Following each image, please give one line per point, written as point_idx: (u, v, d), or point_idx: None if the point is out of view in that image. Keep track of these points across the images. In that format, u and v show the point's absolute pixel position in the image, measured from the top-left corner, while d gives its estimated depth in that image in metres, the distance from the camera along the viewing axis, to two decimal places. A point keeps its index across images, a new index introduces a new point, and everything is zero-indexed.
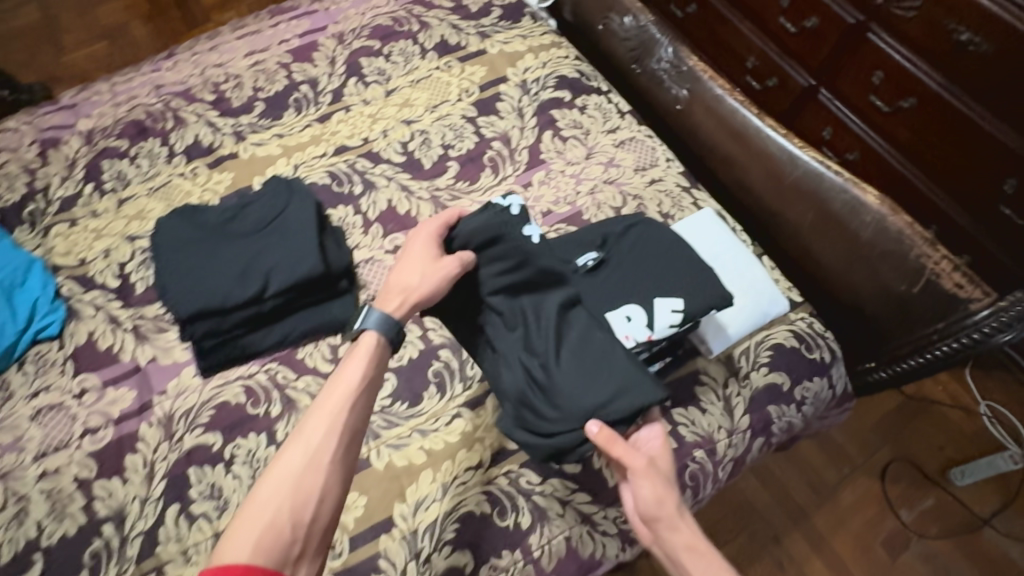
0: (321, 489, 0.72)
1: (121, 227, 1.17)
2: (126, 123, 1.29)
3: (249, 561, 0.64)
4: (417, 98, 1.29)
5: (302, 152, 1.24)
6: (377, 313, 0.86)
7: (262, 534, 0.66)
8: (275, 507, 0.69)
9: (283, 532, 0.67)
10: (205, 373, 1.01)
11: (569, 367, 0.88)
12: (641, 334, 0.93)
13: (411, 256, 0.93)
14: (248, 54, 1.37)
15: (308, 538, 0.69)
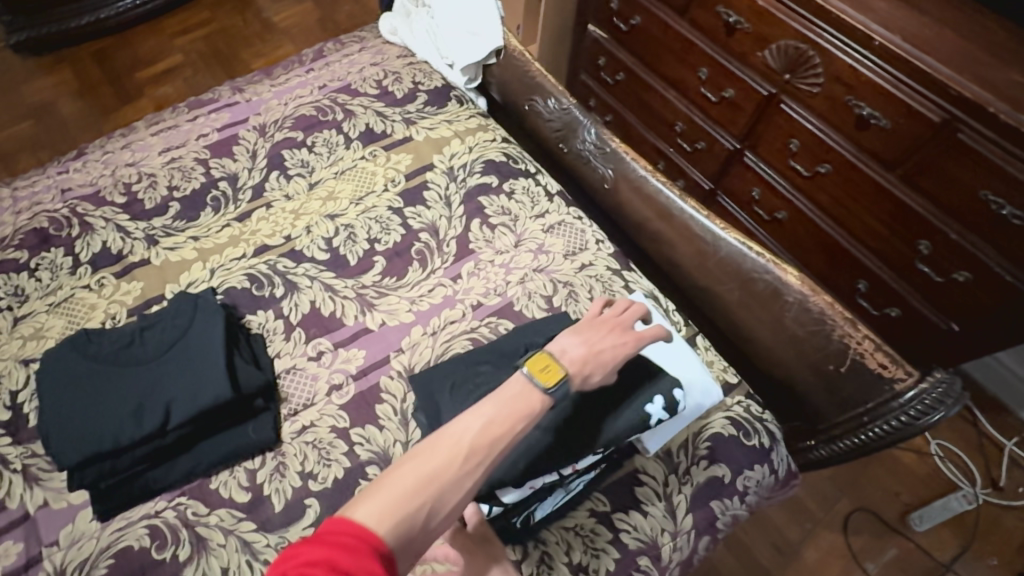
0: (449, 498, 0.67)
1: (16, 349, 1.08)
2: (27, 232, 1.21)
3: (378, 531, 0.62)
4: (341, 191, 1.27)
5: (219, 255, 1.18)
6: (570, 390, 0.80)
7: (397, 514, 0.64)
8: (411, 493, 0.65)
9: (412, 525, 0.64)
10: (103, 517, 0.92)
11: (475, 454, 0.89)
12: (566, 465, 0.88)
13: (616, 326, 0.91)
14: (163, 151, 1.33)
15: (423, 540, 0.65)
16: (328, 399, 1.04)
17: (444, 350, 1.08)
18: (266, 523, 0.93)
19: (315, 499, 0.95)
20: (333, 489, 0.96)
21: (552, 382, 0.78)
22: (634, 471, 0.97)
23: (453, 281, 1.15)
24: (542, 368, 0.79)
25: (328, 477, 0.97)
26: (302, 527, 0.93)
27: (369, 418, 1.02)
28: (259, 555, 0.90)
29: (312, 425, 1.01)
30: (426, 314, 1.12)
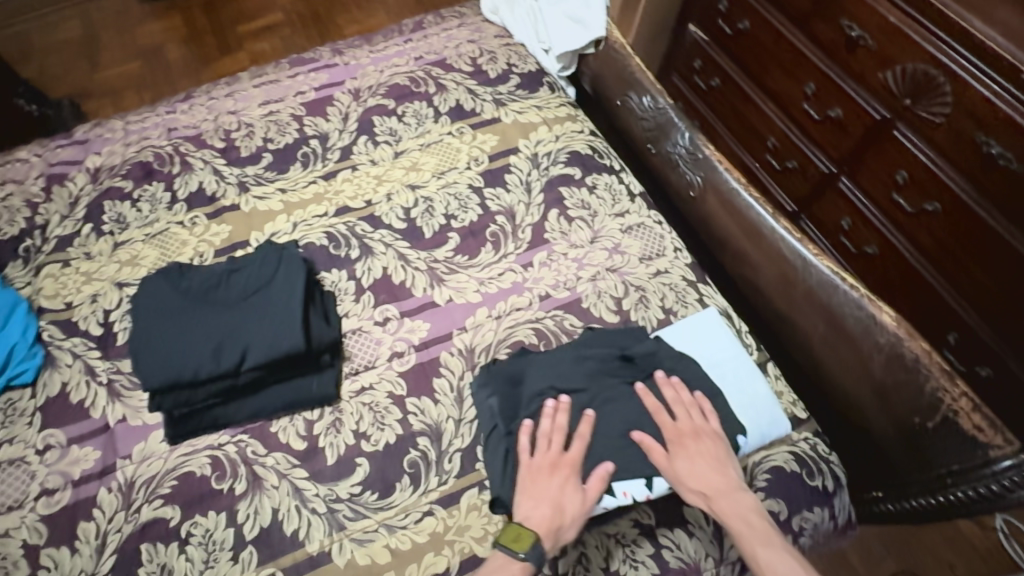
0: (563, 496, 0.86)
1: (112, 272, 1.15)
2: (133, 164, 1.29)
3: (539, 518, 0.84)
4: (425, 163, 1.28)
5: (302, 210, 1.22)
6: (542, 550, 0.82)
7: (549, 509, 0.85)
8: (546, 494, 0.87)
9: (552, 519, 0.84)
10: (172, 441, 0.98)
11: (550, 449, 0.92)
12: (640, 493, 0.89)
13: (550, 487, 0.87)
14: (263, 103, 1.38)
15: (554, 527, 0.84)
16: (390, 364, 1.06)
17: (507, 336, 1.08)
18: (318, 474, 0.96)
19: (366, 459, 0.97)
20: (383, 453, 0.98)
21: (527, 543, 0.81)
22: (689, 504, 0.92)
23: (524, 268, 1.14)
24: (515, 533, 0.83)
25: (380, 440, 0.99)
26: (351, 484, 0.95)
27: (426, 390, 1.03)
28: (308, 503, 0.94)
29: (371, 387, 1.04)
30: (493, 297, 1.12)
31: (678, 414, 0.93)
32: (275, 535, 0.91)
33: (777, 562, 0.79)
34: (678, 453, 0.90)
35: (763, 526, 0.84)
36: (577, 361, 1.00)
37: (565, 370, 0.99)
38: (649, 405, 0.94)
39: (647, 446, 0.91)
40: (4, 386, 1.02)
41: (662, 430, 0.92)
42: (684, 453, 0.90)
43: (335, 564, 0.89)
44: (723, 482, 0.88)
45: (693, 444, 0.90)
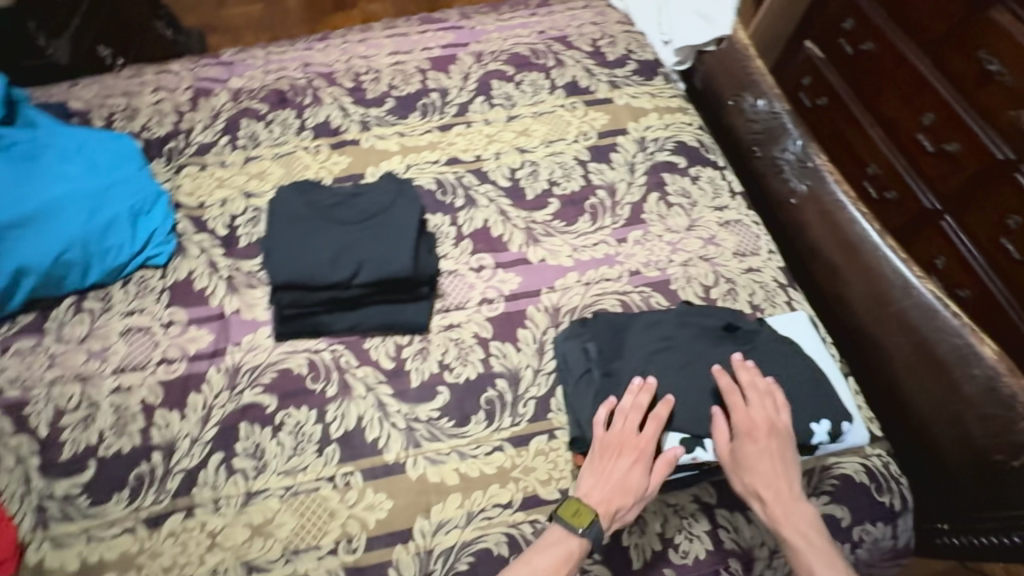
0: (627, 480, 0.89)
1: (241, 182, 1.26)
2: (270, 90, 1.40)
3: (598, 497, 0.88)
4: (535, 130, 1.33)
5: (416, 155, 1.29)
6: (598, 528, 0.86)
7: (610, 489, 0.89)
8: (611, 474, 0.90)
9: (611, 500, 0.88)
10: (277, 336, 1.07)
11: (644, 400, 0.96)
12: (728, 456, 0.91)
13: (611, 470, 0.90)
14: (391, 53, 1.46)
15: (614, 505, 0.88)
16: (479, 308, 1.12)
17: (593, 302, 1.11)
18: (402, 393, 1.03)
19: (447, 389, 1.03)
20: (463, 386, 1.04)
21: (587, 520, 0.86)
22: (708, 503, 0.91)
23: (618, 243, 1.17)
24: (575, 508, 0.87)
25: (462, 374, 1.05)
26: (430, 408, 1.02)
27: (510, 337, 1.09)
28: (390, 417, 1.01)
29: (459, 325, 1.10)
30: (585, 264, 1.16)
31: (752, 399, 0.93)
32: (357, 439, 0.99)
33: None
34: (743, 452, 0.90)
35: (819, 534, 0.85)
36: (678, 325, 1.03)
37: (664, 333, 1.02)
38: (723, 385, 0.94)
39: (716, 438, 0.92)
40: (140, 263, 1.13)
41: (735, 412, 0.92)
42: (751, 450, 0.89)
43: (408, 475, 0.95)
44: (783, 485, 0.88)
45: (756, 448, 0.90)
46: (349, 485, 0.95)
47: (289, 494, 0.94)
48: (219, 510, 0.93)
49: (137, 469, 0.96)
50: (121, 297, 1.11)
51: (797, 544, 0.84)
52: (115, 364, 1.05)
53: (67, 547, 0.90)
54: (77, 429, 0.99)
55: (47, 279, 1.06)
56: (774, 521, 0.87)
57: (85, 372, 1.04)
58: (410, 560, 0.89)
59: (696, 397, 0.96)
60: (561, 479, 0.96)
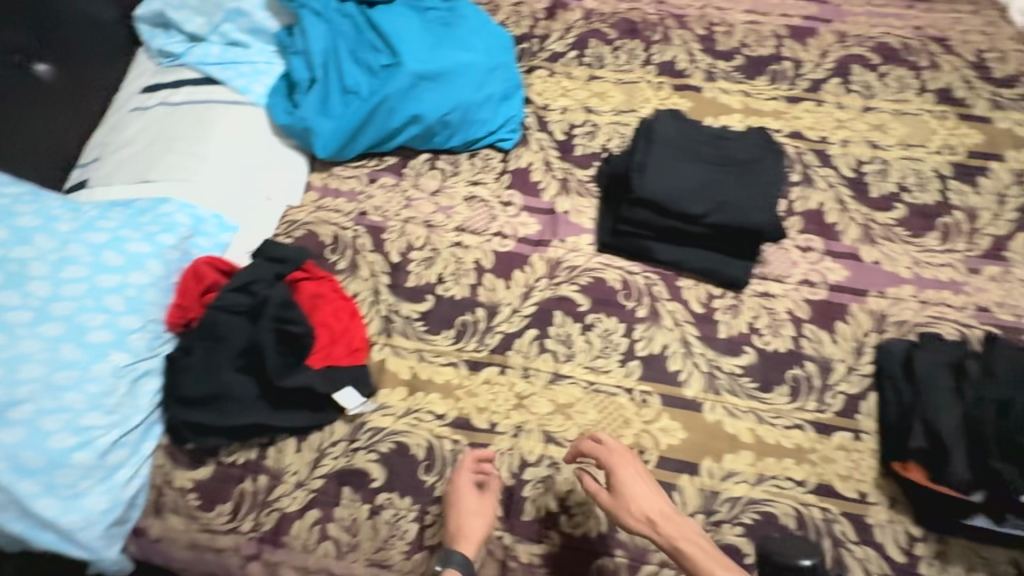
0: (476, 513, 0.87)
1: (583, 97, 1.32)
2: (621, 18, 1.43)
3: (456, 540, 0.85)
4: (893, 129, 1.23)
5: (758, 118, 1.26)
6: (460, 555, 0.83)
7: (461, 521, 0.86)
8: (462, 501, 0.88)
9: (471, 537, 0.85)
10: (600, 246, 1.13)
11: None
12: None
13: (467, 513, 0.87)
14: (748, 10, 1.41)
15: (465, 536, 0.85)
16: (799, 287, 1.08)
17: (928, 323, 1.04)
18: (708, 340, 1.04)
19: (754, 352, 1.03)
20: (771, 355, 1.02)
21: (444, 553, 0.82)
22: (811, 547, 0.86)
23: (969, 273, 1.07)
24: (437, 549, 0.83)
25: (771, 343, 1.03)
26: (734, 363, 1.02)
27: (827, 326, 1.04)
28: (693, 356, 1.03)
29: (775, 296, 1.07)
30: (925, 281, 1.07)
31: None
32: (660, 364, 1.02)
33: None
34: (616, 478, 0.86)
35: (707, 547, 0.79)
36: None
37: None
38: None
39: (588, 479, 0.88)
40: (490, 143, 1.24)
41: None
42: (618, 469, 0.87)
43: (704, 416, 0.97)
44: (663, 502, 0.84)
45: (627, 469, 0.86)
46: (646, 402, 0.99)
47: (591, 388, 1.00)
48: (528, 378, 1.01)
49: (465, 316, 1.07)
50: (468, 167, 1.23)
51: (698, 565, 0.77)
52: (457, 222, 1.17)
53: (402, 358, 1.04)
54: (420, 265, 1.12)
55: (426, 131, 1.18)
56: (673, 549, 0.79)
57: (432, 221, 1.17)
58: (695, 492, 0.92)
59: None
60: (862, 481, 0.92)
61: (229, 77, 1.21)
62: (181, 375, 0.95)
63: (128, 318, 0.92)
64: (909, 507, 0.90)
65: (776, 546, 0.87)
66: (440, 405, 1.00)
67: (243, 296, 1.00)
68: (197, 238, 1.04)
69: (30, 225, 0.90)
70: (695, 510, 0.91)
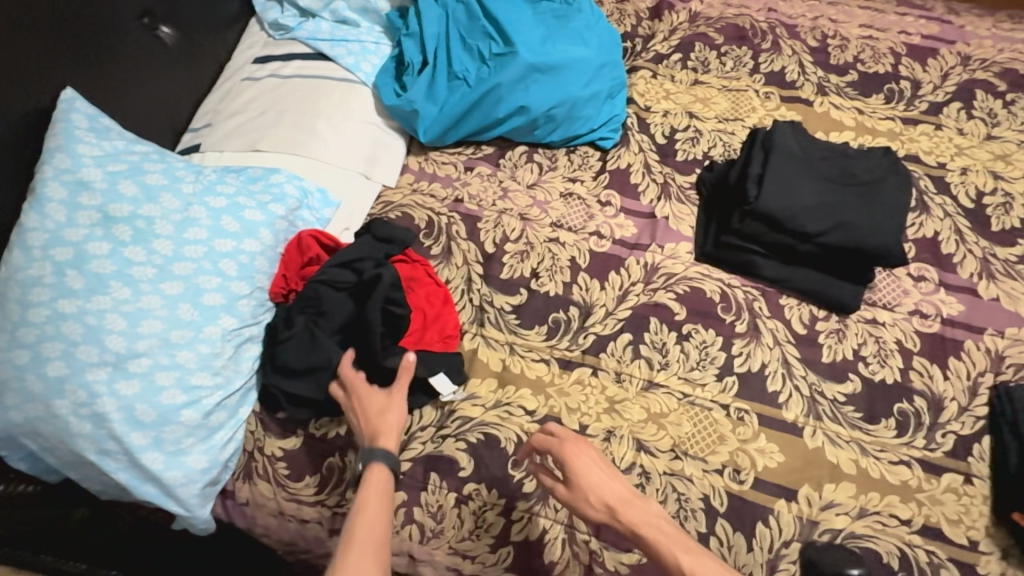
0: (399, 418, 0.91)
1: (687, 102, 1.29)
2: (729, 24, 1.39)
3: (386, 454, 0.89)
4: (1019, 160, 1.16)
5: (872, 137, 1.21)
6: (378, 450, 0.87)
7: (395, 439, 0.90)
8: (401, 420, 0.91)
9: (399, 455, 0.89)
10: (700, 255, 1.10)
11: None
12: None
13: (376, 408, 0.91)
14: (864, 25, 1.36)
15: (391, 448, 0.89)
16: (910, 317, 1.03)
17: None
18: (810, 362, 1.00)
19: (859, 380, 0.98)
20: (878, 385, 0.98)
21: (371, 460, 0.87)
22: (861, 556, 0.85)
23: None
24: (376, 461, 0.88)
25: (878, 373, 0.99)
26: (836, 390, 0.98)
27: (940, 361, 0.99)
28: (794, 377, 0.99)
29: (883, 324, 1.03)
30: None
31: None
32: (758, 383, 0.99)
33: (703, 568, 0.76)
34: (570, 469, 0.85)
35: (671, 532, 0.80)
36: None
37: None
38: None
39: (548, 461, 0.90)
40: (590, 141, 1.22)
41: None
42: (575, 462, 0.85)
43: (804, 441, 0.94)
44: (620, 485, 0.85)
45: (586, 455, 0.86)
46: (742, 420, 0.96)
47: (685, 400, 0.98)
48: (621, 383, 1.00)
49: (557, 314, 1.06)
50: (566, 163, 1.21)
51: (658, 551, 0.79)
52: (553, 217, 1.15)
53: (493, 349, 1.03)
54: (514, 258, 1.11)
55: (530, 123, 1.17)
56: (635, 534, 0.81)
57: (527, 214, 1.16)
58: (792, 519, 0.89)
59: None
60: (972, 528, 0.87)
61: (339, 53, 1.21)
62: (281, 346, 0.95)
63: (239, 284, 0.93)
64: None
65: (824, 557, 0.84)
66: (530, 401, 0.99)
67: (344, 273, 1.00)
68: (303, 211, 1.05)
69: (157, 183, 0.92)
70: (792, 538, 0.88)
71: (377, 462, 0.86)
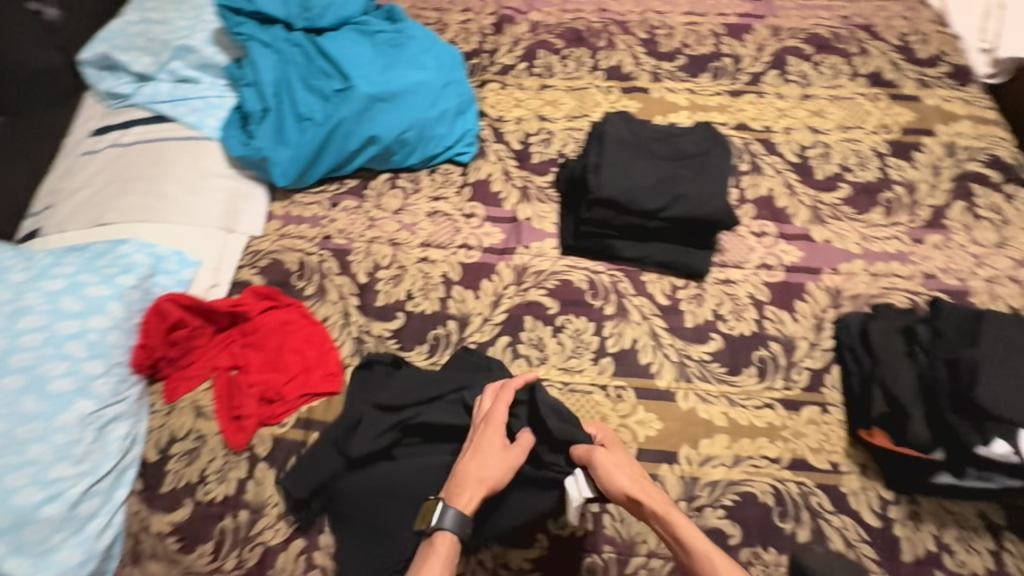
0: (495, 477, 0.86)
1: (536, 106, 1.35)
2: (567, 29, 1.47)
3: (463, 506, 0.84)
4: (831, 113, 1.29)
5: (705, 113, 1.31)
6: (455, 510, 0.83)
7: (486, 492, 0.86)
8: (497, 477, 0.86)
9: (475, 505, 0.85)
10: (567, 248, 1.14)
11: (999, 383, 0.78)
12: None
13: (487, 453, 0.87)
14: (686, 13, 1.48)
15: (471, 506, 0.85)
16: (757, 271, 1.12)
17: (880, 294, 1.08)
18: (675, 329, 1.07)
19: (720, 337, 1.06)
20: (737, 339, 1.06)
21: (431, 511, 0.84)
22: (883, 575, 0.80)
23: (914, 243, 1.13)
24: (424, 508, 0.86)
25: (736, 327, 1.07)
26: (701, 350, 1.05)
27: (787, 306, 1.08)
28: (663, 347, 1.05)
29: (735, 282, 1.11)
30: (874, 255, 1.12)
31: None
32: (631, 359, 1.04)
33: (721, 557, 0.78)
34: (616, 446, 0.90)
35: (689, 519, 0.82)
36: None
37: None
38: None
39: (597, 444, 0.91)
40: (449, 158, 1.26)
41: None
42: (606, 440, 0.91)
43: (678, 404, 1.00)
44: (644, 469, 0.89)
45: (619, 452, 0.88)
46: (621, 397, 1.01)
47: (566, 389, 1.02)
48: None
49: (437, 329, 1.08)
50: (429, 183, 1.24)
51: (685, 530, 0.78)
52: (421, 238, 1.18)
53: None
54: (389, 283, 1.13)
55: (384, 151, 1.20)
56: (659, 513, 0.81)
57: (396, 239, 1.18)
58: (675, 480, 0.94)
59: None
60: (833, 452, 0.95)
61: (181, 113, 1.21)
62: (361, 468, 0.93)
63: (90, 363, 0.92)
64: (879, 472, 0.92)
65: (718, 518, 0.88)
66: None
67: (423, 405, 0.97)
68: (159, 277, 1.04)
69: None
70: (677, 498, 0.93)
71: (449, 528, 0.82)
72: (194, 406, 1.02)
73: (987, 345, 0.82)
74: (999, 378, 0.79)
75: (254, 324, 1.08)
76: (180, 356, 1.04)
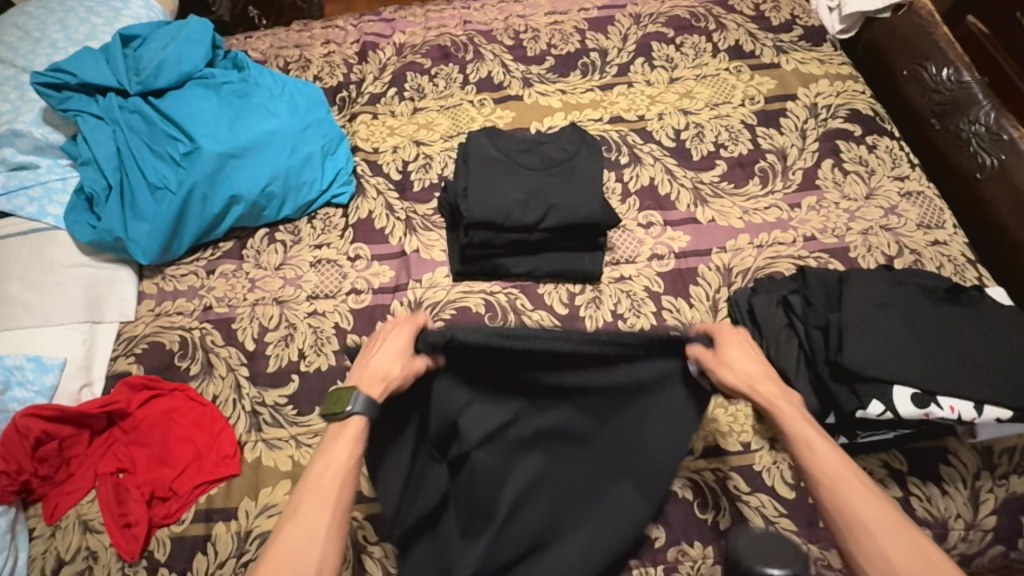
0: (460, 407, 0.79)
1: (411, 131, 1.31)
2: (432, 46, 1.43)
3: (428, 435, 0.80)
4: (699, 93, 1.31)
5: (579, 112, 1.30)
6: (367, 396, 0.75)
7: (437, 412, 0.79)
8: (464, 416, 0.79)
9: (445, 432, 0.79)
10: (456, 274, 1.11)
11: (859, 343, 0.82)
12: (968, 412, 0.78)
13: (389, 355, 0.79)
14: (548, 13, 1.47)
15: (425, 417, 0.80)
16: (650, 263, 1.12)
17: (767, 264, 1.10)
18: None
19: None
20: None
21: (346, 399, 0.74)
22: (805, 560, 0.58)
23: (791, 208, 1.15)
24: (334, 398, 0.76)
25: (636, 324, 1.06)
26: None
27: (682, 293, 1.08)
28: None
29: (630, 278, 1.10)
30: (757, 227, 1.14)
31: (943, 372, 0.80)
32: None
33: (825, 450, 0.72)
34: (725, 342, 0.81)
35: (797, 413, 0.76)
36: (892, 284, 0.89)
37: (884, 289, 0.88)
38: (946, 338, 0.83)
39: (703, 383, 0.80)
40: (326, 201, 1.20)
41: (958, 371, 0.80)
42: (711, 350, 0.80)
43: None
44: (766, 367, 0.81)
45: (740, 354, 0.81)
46: None
47: None
48: None
49: (336, 385, 1.03)
50: (309, 232, 1.18)
51: (807, 456, 0.72)
52: (308, 290, 1.12)
53: (278, 450, 0.98)
54: (279, 345, 1.07)
55: (251, 208, 1.14)
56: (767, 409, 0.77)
57: (281, 296, 1.12)
58: None
59: (930, 352, 0.81)
60: (742, 432, 0.95)
61: (18, 204, 1.11)
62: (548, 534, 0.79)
63: None
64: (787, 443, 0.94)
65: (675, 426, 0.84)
66: None
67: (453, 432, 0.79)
68: (13, 391, 0.97)
69: None
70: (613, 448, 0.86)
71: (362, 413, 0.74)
72: (80, 522, 0.93)
73: (846, 307, 0.86)
74: (862, 339, 0.82)
75: (134, 419, 0.99)
76: (55, 471, 0.95)
